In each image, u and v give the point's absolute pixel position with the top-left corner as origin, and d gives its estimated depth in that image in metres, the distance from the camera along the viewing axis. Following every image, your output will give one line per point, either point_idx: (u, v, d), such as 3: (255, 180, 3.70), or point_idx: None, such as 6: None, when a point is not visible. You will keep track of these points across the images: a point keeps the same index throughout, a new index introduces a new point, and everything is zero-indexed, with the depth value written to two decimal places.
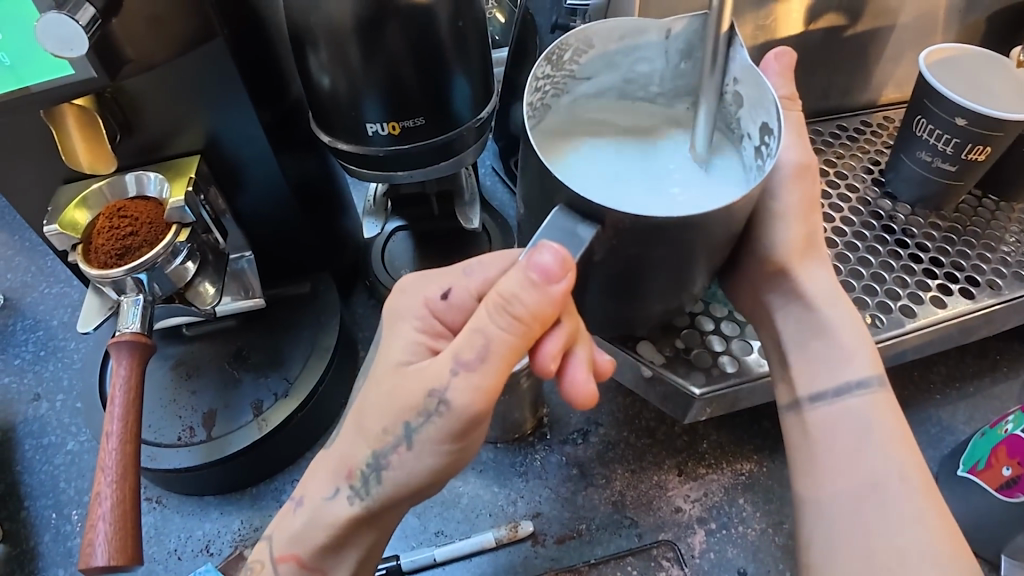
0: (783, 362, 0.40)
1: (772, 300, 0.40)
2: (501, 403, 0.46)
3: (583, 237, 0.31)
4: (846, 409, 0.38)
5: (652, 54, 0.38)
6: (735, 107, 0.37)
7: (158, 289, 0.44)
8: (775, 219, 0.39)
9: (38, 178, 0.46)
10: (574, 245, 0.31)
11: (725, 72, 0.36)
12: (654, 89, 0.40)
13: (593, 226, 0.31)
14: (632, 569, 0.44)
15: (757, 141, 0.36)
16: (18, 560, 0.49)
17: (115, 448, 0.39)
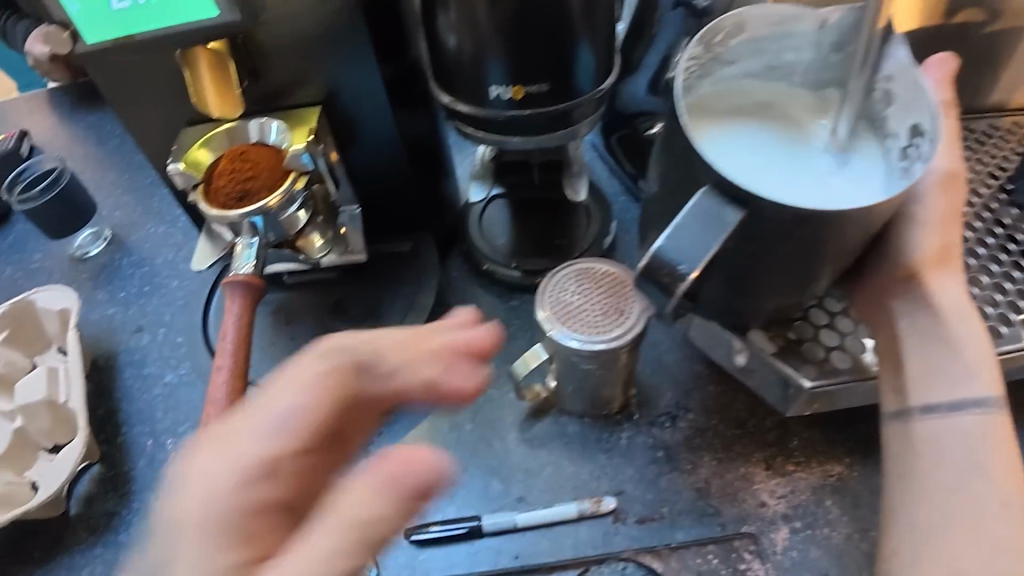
0: (898, 368, 0.39)
1: (898, 305, 0.39)
2: (595, 378, 0.45)
3: (727, 221, 0.31)
4: (957, 426, 0.36)
5: (801, 44, 0.38)
6: (884, 104, 0.36)
7: (271, 234, 0.45)
8: (915, 225, 0.38)
9: (163, 117, 0.47)
10: (717, 227, 0.31)
11: (879, 70, 0.35)
12: (795, 79, 0.39)
13: (737, 211, 0.32)
14: (712, 557, 0.44)
15: (905, 141, 0.35)
16: (115, 480, 0.51)
17: (223, 383, 0.40)
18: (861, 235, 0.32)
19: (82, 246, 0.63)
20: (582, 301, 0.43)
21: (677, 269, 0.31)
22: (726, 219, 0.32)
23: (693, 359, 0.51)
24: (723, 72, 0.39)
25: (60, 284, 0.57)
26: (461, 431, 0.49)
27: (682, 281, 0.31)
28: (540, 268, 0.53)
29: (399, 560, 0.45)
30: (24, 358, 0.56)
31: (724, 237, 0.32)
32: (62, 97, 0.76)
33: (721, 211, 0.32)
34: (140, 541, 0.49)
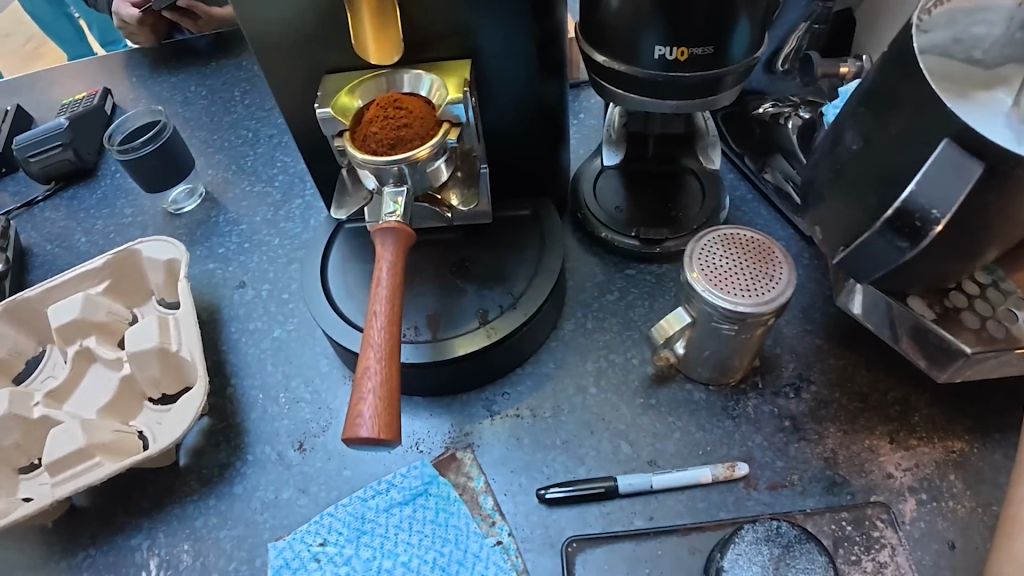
0: None
1: None
2: (731, 346, 0.46)
3: (970, 174, 0.29)
4: None
5: (997, 18, 0.36)
6: None
7: (417, 185, 0.44)
8: None
9: (302, 65, 0.46)
10: (960, 180, 0.29)
11: None
12: (980, 54, 0.36)
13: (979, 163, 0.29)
14: (846, 524, 0.44)
15: None
16: (225, 432, 0.51)
17: (381, 327, 0.40)
18: None
19: (176, 200, 0.62)
20: (729, 263, 0.44)
21: (926, 215, 0.30)
22: (969, 170, 0.29)
23: (813, 334, 0.51)
24: (923, 39, 0.35)
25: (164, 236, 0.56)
26: (586, 394, 0.49)
27: (932, 228, 0.30)
28: (661, 237, 0.53)
29: (530, 518, 0.45)
30: (125, 309, 0.56)
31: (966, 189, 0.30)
32: (144, 58, 0.75)
33: (965, 161, 0.29)
34: (256, 493, 0.48)
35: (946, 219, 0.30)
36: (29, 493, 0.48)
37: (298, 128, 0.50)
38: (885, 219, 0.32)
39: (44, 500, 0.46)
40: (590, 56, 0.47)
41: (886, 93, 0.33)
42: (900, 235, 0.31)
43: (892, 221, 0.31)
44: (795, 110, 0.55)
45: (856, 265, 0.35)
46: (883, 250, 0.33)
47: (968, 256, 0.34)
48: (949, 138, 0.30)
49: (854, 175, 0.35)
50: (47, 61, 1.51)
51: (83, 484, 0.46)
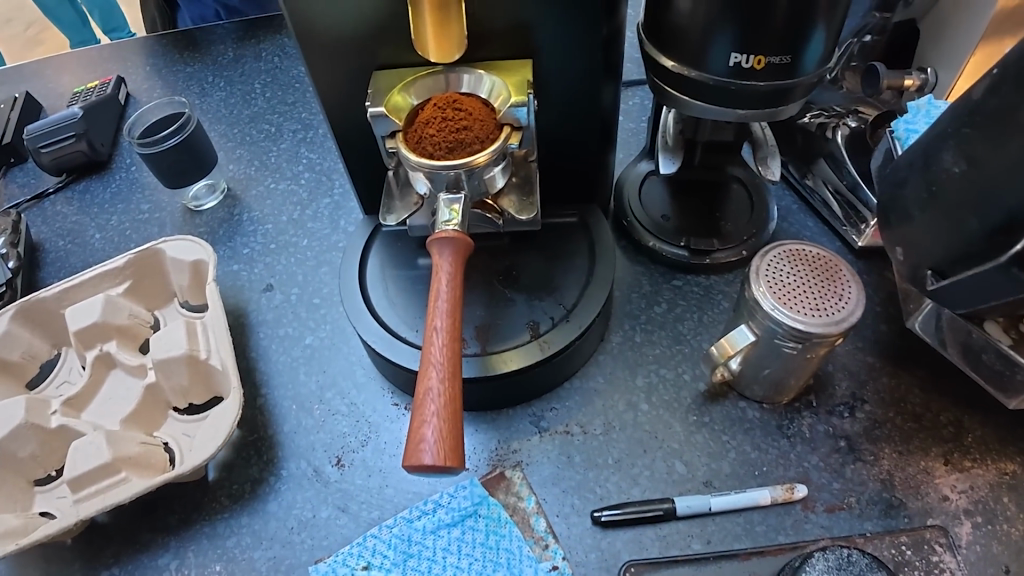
0: None
1: None
2: (791, 366, 0.44)
3: None
4: None
5: None
6: None
7: (475, 190, 0.42)
8: None
9: (351, 62, 0.44)
10: None
11: None
12: None
13: None
14: (905, 549, 0.43)
15: None
16: (256, 445, 0.48)
17: (442, 343, 0.38)
18: None
19: (197, 197, 0.60)
20: (798, 280, 0.42)
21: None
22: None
23: (865, 351, 0.51)
24: None
25: (188, 236, 0.54)
26: (638, 411, 0.48)
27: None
28: (710, 248, 0.52)
29: (585, 541, 0.43)
30: (146, 312, 0.53)
31: None
32: (157, 46, 0.72)
33: None
34: (292, 512, 0.46)
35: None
36: (47, 509, 0.45)
37: (341, 127, 0.48)
38: (1011, 253, 0.31)
39: (67, 517, 0.43)
40: (656, 60, 0.46)
41: (1000, 115, 0.32)
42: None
43: (1019, 256, 0.31)
44: (841, 120, 0.52)
45: (969, 293, 0.35)
46: (1003, 283, 0.33)
47: None
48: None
49: (956, 199, 0.34)
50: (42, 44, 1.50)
51: (111, 500, 0.43)
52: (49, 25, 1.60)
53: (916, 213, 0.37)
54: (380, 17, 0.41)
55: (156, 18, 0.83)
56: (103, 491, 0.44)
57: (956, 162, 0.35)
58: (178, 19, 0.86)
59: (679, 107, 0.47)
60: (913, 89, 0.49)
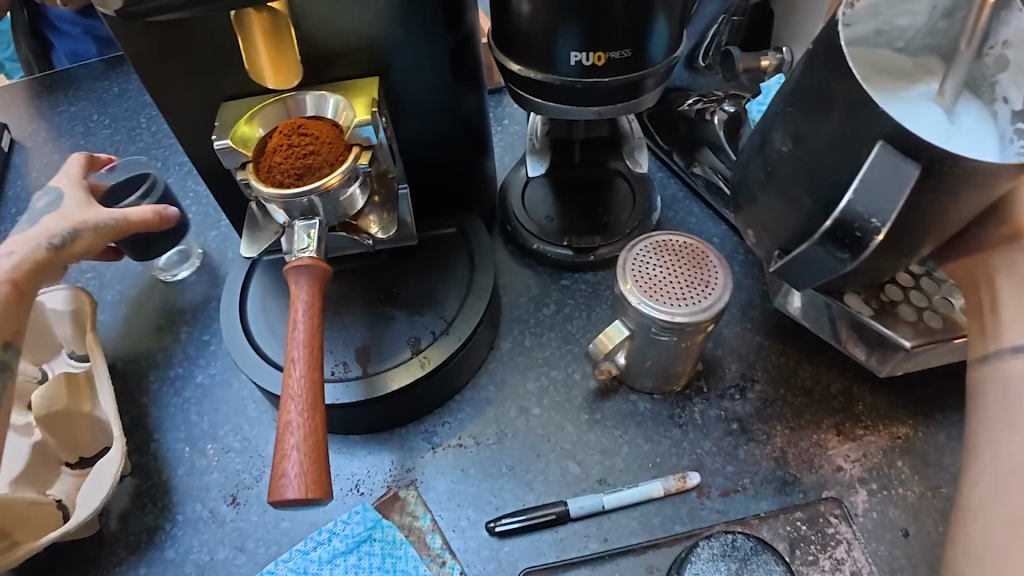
0: (992, 314, 0.36)
1: (996, 263, 0.36)
2: (670, 355, 0.45)
3: (908, 174, 0.29)
4: None
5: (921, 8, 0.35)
6: (994, 70, 0.34)
7: (331, 215, 0.42)
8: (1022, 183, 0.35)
9: (202, 96, 0.44)
10: (898, 184, 0.29)
11: (992, 34, 0.34)
12: (900, 46, 0.36)
13: (914, 166, 0.29)
14: (800, 524, 0.44)
15: (1019, 108, 0.33)
16: (150, 493, 0.47)
17: (301, 375, 0.37)
18: (984, 200, 0.32)
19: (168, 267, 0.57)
20: (664, 272, 0.43)
21: (866, 225, 0.30)
22: (906, 173, 0.29)
23: (753, 331, 0.51)
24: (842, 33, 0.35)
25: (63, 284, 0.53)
26: (530, 415, 0.47)
27: (873, 237, 0.30)
28: (594, 245, 0.52)
29: (483, 553, 0.43)
30: (31, 367, 0.49)
31: (903, 193, 0.29)
32: (36, 87, 0.71)
33: (902, 162, 0.29)
34: (190, 556, 0.45)
35: (885, 228, 0.30)
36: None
37: (205, 160, 0.47)
38: (824, 229, 0.31)
39: None
40: (506, 65, 0.45)
41: (817, 92, 0.32)
42: (840, 246, 0.31)
43: (832, 231, 0.30)
44: (719, 105, 0.53)
45: (794, 272, 0.34)
46: (824, 261, 0.32)
47: (899, 256, 0.34)
48: (883, 141, 0.29)
49: (789, 178, 0.35)
50: None
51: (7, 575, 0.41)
52: None
53: (759, 193, 0.37)
54: (222, 48, 0.41)
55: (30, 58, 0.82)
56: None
57: (784, 142, 0.35)
58: (53, 59, 0.85)
59: (538, 111, 0.47)
60: (771, 69, 0.48)
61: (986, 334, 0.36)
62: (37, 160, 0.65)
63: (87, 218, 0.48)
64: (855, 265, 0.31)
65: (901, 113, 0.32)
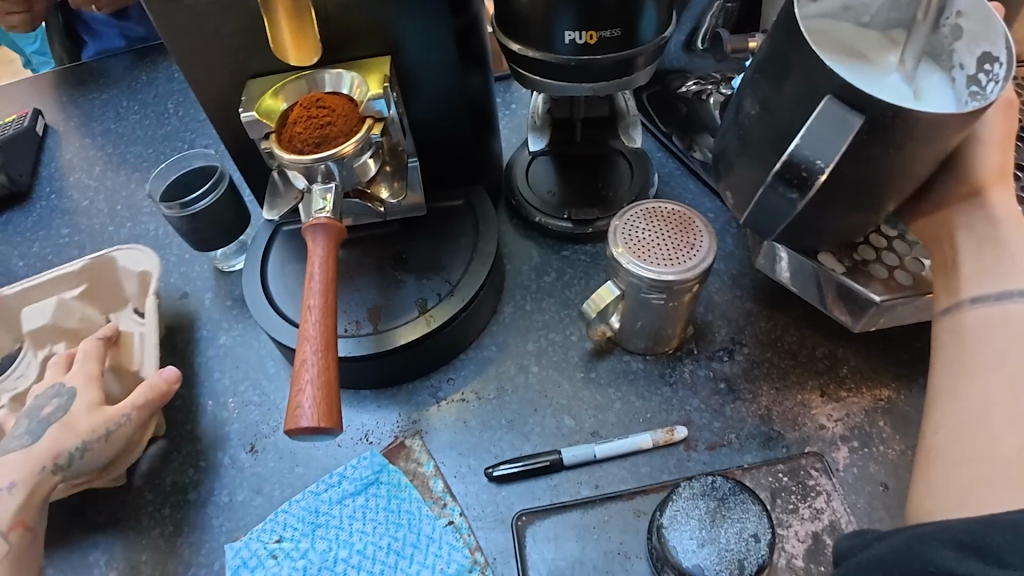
0: (953, 267, 0.38)
1: (958, 221, 0.39)
2: (659, 315, 0.47)
3: (851, 125, 0.32)
4: (1009, 313, 0.35)
5: None
6: (951, 40, 0.37)
7: (345, 180, 0.45)
8: (980, 146, 0.38)
9: (227, 72, 0.47)
10: (842, 132, 0.32)
11: (948, 5, 0.36)
12: (866, 20, 0.40)
13: (858, 117, 0.32)
14: (782, 476, 0.46)
15: (972, 73, 0.36)
16: (175, 443, 0.51)
17: (316, 320, 0.41)
18: (939, 156, 0.35)
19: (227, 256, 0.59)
20: (652, 236, 0.46)
21: (811, 167, 0.33)
22: (850, 123, 0.32)
23: (743, 298, 0.54)
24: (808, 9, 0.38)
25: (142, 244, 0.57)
26: (528, 373, 0.50)
27: (817, 177, 0.33)
28: (592, 217, 0.55)
29: (481, 497, 0.46)
30: (99, 315, 0.56)
31: (847, 141, 0.32)
32: (72, 77, 0.75)
33: (846, 114, 0.32)
34: (210, 498, 0.48)
35: (829, 169, 0.33)
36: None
37: (229, 134, 0.51)
38: (775, 171, 0.34)
39: None
40: (506, 45, 0.49)
41: (779, 59, 0.35)
42: (789, 186, 0.34)
43: (780, 173, 0.34)
44: (717, 87, 0.57)
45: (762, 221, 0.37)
46: (778, 204, 0.35)
47: (863, 211, 0.37)
48: (831, 95, 0.32)
49: (758, 140, 0.37)
50: None
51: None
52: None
53: (735, 158, 0.40)
54: (245, 27, 0.45)
55: (62, 57, 0.88)
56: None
57: (753, 106, 0.37)
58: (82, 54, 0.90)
59: (540, 89, 0.50)
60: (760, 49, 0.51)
61: (949, 288, 0.38)
62: (73, 143, 0.69)
63: (99, 427, 0.45)
64: (803, 203, 0.34)
65: (856, 78, 0.35)
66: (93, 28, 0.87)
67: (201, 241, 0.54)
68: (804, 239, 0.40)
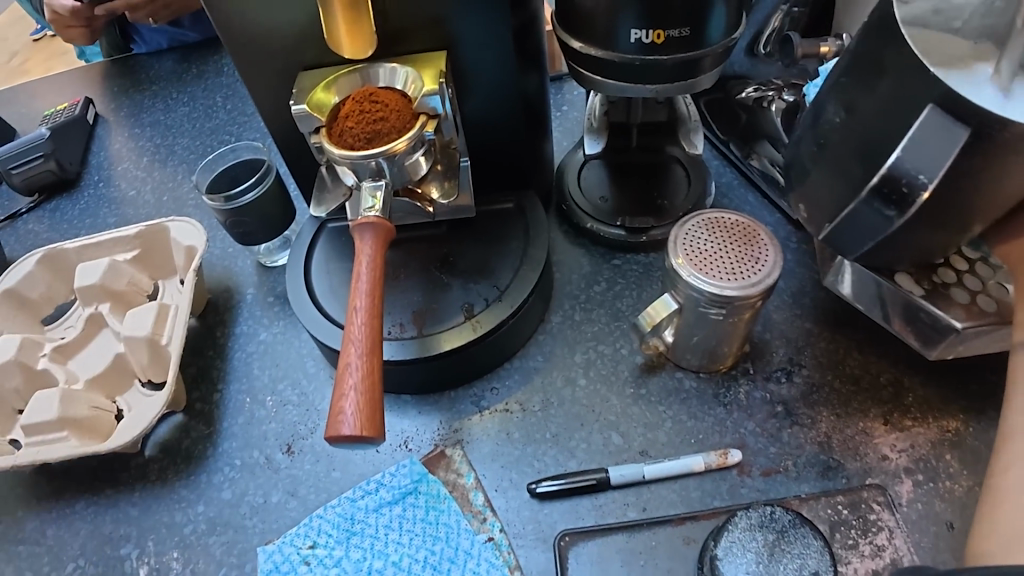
0: None
1: None
2: (716, 333, 0.45)
3: (957, 137, 0.29)
4: None
5: None
6: None
7: (396, 178, 0.44)
8: None
9: (279, 64, 0.46)
10: (947, 146, 0.29)
11: None
12: None
13: (964, 130, 0.29)
14: (842, 508, 0.43)
15: None
16: (211, 439, 0.50)
17: (362, 322, 0.39)
18: None
19: (269, 251, 0.58)
20: (714, 246, 0.43)
21: (914, 181, 0.31)
22: (955, 135, 0.29)
23: (803, 318, 0.51)
24: None
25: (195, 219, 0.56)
26: (576, 386, 0.49)
27: (919, 193, 0.31)
28: (647, 226, 0.53)
29: (523, 513, 0.44)
30: (147, 280, 0.56)
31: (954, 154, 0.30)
32: (124, 68, 0.75)
33: (952, 125, 0.29)
34: (245, 498, 0.47)
35: (932, 185, 0.30)
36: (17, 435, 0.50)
37: (278, 128, 0.50)
38: (872, 186, 0.32)
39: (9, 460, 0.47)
40: (567, 43, 0.47)
41: (869, 62, 0.32)
42: (887, 202, 0.32)
43: (878, 188, 0.32)
44: (779, 93, 0.53)
45: (845, 237, 0.35)
46: (872, 220, 0.33)
47: (948, 231, 0.34)
48: (933, 104, 0.30)
49: (837, 151, 0.35)
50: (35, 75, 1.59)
51: (42, 458, 0.47)
52: (35, 57, 1.65)
53: (810, 168, 0.37)
54: (298, 17, 0.44)
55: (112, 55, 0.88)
56: (45, 442, 0.48)
57: (836, 112, 0.35)
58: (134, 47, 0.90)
59: (599, 90, 0.48)
60: (830, 56, 0.48)
61: None
62: (121, 133, 0.69)
63: None
64: (902, 221, 0.32)
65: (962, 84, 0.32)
66: (144, 35, 0.87)
67: (245, 235, 0.53)
68: (881, 258, 0.37)
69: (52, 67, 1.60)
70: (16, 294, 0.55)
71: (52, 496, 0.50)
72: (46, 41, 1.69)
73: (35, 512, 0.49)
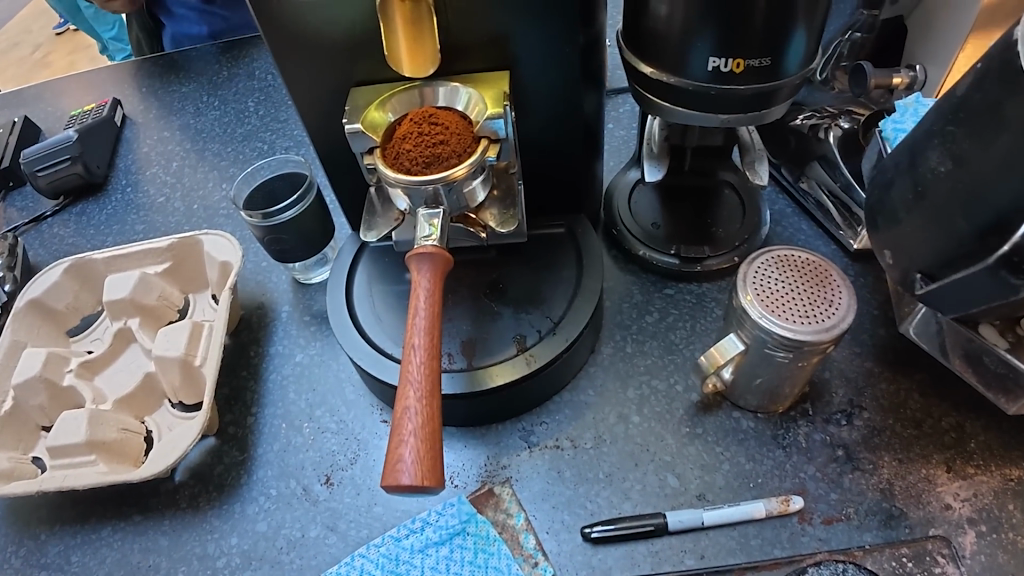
0: None
1: None
2: (780, 375, 0.43)
3: None
4: None
5: None
6: None
7: (453, 205, 0.41)
8: None
9: (331, 81, 0.44)
10: None
11: None
12: None
13: None
14: (906, 561, 0.41)
15: None
16: (243, 466, 0.48)
17: (420, 361, 0.37)
18: None
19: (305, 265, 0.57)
20: (785, 287, 0.41)
21: None
22: None
23: (862, 356, 0.49)
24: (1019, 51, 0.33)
25: (229, 233, 0.54)
26: (629, 423, 0.47)
27: None
28: (701, 255, 0.51)
29: (575, 558, 0.42)
30: (178, 295, 0.54)
31: None
32: (154, 68, 0.73)
33: None
34: (281, 531, 0.45)
35: None
36: (41, 454, 0.48)
37: (324, 144, 0.48)
38: (998, 254, 0.31)
39: (33, 481, 0.45)
40: (636, 67, 0.45)
41: (987, 111, 0.31)
42: (1015, 272, 0.31)
43: (1006, 257, 0.30)
44: (834, 121, 0.51)
45: (955, 298, 0.35)
46: (993, 286, 0.32)
47: None
48: None
49: (940, 202, 0.34)
50: (54, 69, 1.57)
51: (69, 484, 0.44)
52: (55, 48, 1.63)
53: (905, 216, 0.37)
54: (355, 33, 0.41)
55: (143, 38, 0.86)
56: (72, 465, 0.46)
57: (942, 161, 0.33)
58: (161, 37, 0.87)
59: (663, 115, 0.46)
60: (902, 86, 0.49)
61: None
62: (149, 135, 0.67)
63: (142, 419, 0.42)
64: None
65: None
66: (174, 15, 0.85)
67: (282, 251, 0.51)
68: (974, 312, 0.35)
69: (75, 62, 1.58)
70: (42, 305, 0.53)
71: (77, 519, 0.47)
72: (68, 34, 1.66)
73: (58, 535, 0.47)
